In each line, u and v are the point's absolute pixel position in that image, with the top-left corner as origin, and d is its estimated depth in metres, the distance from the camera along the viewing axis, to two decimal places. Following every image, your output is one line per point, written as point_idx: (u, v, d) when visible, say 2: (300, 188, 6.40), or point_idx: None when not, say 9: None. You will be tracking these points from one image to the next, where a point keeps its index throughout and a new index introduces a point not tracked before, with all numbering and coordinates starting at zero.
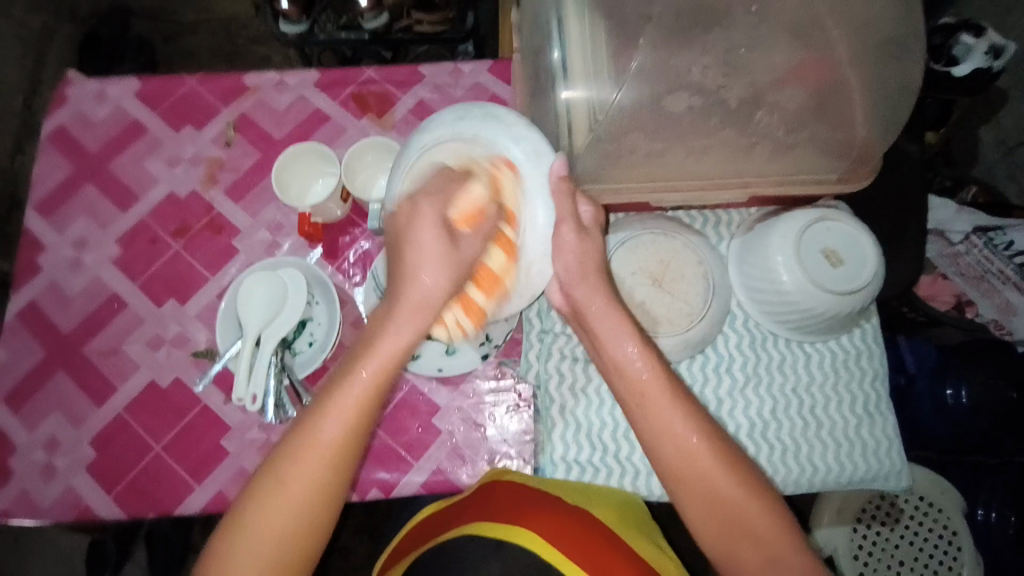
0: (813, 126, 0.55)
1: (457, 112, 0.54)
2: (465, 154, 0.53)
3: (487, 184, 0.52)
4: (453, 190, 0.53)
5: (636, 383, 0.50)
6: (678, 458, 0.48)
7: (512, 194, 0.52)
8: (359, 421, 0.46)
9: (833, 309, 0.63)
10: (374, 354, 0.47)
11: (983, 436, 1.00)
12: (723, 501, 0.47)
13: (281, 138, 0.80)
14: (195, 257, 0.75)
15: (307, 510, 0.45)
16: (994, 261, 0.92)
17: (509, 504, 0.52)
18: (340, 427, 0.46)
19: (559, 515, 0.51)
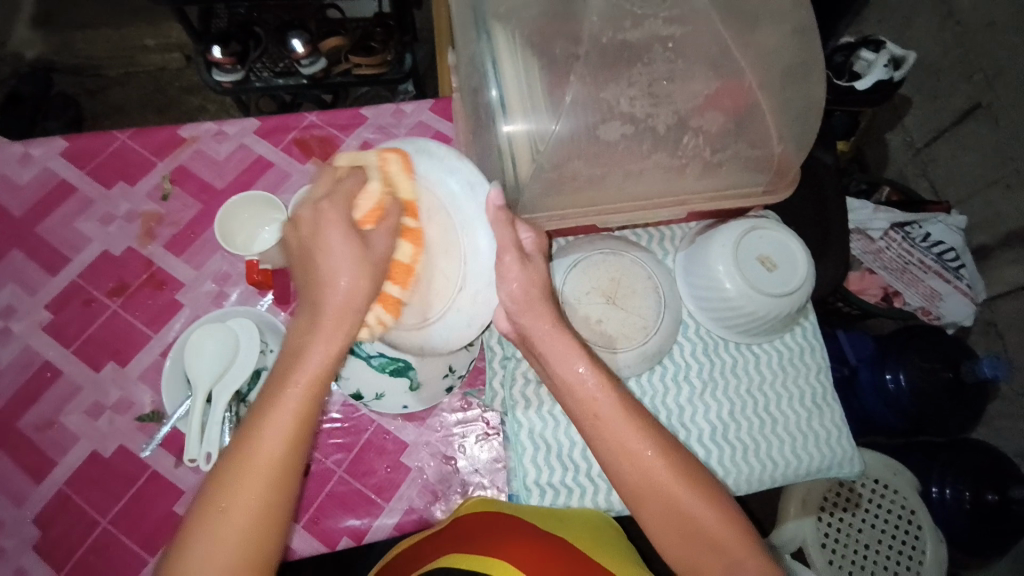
0: (735, 145, 0.60)
1: (390, 149, 0.53)
2: None
3: (426, 223, 0.51)
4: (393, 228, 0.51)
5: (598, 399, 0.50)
6: (637, 478, 0.48)
7: (448, 226, 0.51)
8: (290, 440, 0.42)
9: (774, 310, 0.67)
10: (299, 368, 0.43)
11: (928, 417, 1.06)
12: (684, 513, 0.47)
13: (223, 188, 0.78)
14: (135, 316, 0.71)
15: (244, 541, 0.41)
16: (914, 253, 1.07)
17: (483, 533, 0.52)
18: (273, 449, 0.42)
19: (534, 542, 0.51)
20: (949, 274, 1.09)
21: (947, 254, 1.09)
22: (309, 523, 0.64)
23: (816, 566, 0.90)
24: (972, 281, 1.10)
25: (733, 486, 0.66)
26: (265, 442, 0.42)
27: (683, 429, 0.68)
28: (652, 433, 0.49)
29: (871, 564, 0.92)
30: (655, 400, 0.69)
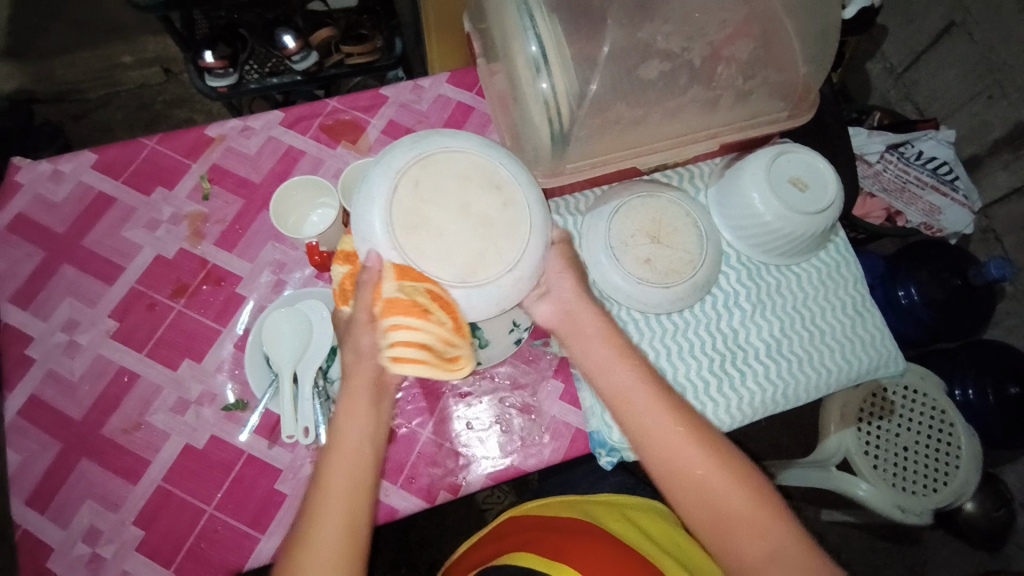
0: (764, 72, 0.64)
1: (486, 143, 0.54)
2: (479, 175, 0.51)
3: (493, 206, 0.51)
4: (456, 195, 0.51)
5: (594, 355, 0.58)
6: (625, 414, 0.56)
7: (515, 222, 0.51)
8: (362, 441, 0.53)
9: (810, 229, 0.72)
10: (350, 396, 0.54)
11: (943, 325, 1.12)
12: (720, 499, 0.51)
13: (260, 181, 0.80)
14: (197, 314, 0.73)
15: (348, 515, 0.51)
16: (912, 171, 1.13)
17: (545, 533, 0.65)
18: (349, 451, 0.53)
19: (584, 539, 0.64)
20: (947, 186, 1.15)
21: (941, 168, 1.15)
22: (407, 484, 0.68)
23: (862, 473, 0.97)
24: (968, 191, 1.16)
25: (793, 395, 0.72)
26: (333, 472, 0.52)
27: (739, 350, 0.73)
28: (657, 389, 0.56)
29: (912, 465, 0.98)
30: (711, 326, 0.74)
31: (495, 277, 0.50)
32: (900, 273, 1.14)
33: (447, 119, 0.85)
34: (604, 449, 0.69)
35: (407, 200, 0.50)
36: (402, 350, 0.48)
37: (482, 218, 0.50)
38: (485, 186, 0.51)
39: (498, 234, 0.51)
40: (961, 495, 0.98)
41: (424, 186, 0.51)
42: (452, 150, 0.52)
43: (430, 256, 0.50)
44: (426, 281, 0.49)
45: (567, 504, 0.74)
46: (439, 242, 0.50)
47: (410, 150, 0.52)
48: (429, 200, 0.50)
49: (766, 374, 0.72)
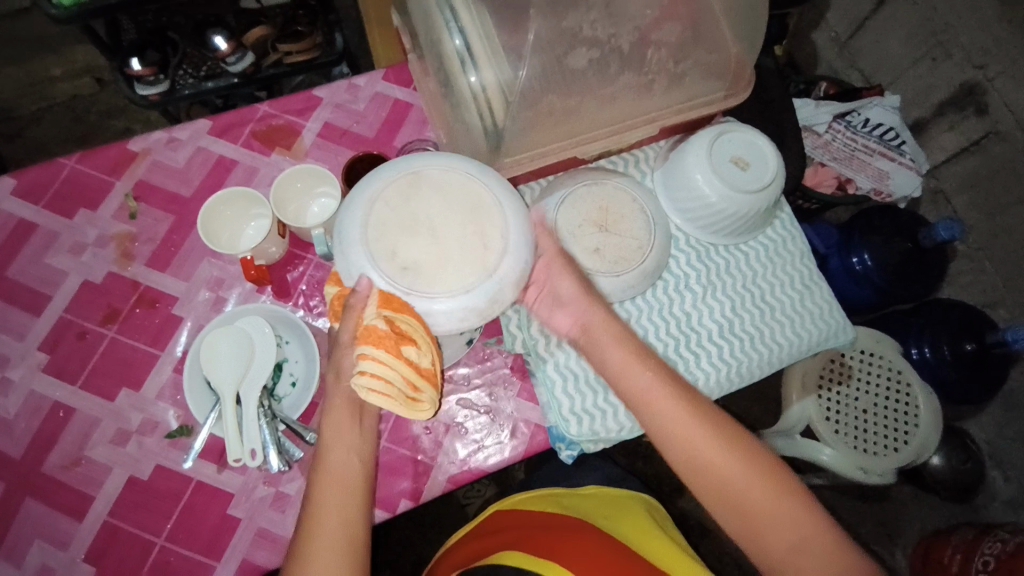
0: (694, 54, 0.63)
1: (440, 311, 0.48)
2: (431, 275, 0.48)
3: (402, 250, 0.49)
4: (460, 245, 0.49)
5: (636, 388, 0.55)
6: (669, 443, 0.54)
7: (377, 251, 0.49)
8: (352, 447, 0.53)
9: (754, 207, 0.72)
10: (335, 408, 0.53)
11: (897, 289, 1.14)
12: (745, 496, 0.51)
13: (191, 195, 0.76)
14: (133, 340, 0.71)
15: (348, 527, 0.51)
16: (859, 139, 1.16)
17: (535, 530, 0.66)
18: (342, 464, 0.52)
19: (575, 534, 0.65)
20: (893, 152, 1.18)
21: (887, 134, 1.18)
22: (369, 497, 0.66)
23: (825, 439, 0.99)
24: (915, 154, 1.19)
25: (746, 373, 0.72)
26: (325, 492, 0.52)
27: (692, 333, 0.73)
28: (697, 411, 0.54)
29: (872, 428, 1.01)
30: (663, 312, 0.73)
31: (378, 196, 0.50)
32: (854, 241, 1.16)
33: (385, 118, 0.82)
34: (564, 443, 0.69)
35: (489, 220, 0.50)
36: (373, 381, 0.47)
37: (409, 235, 0.49)
38: (430, 262, 0.49)
39: (385, 214, 0.50)
40: (923, 452, 1.01)
41: (489, 230, 0.50)
42: (472, 271, 0.48)
43: (430, 196, 0.50)
44: (399, 311, 0.47)
45: (557, 498, 0.75)
46: (430, 205, 0.50)
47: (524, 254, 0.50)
48: (480, 218, 0.50)
49: (719, 354, 0.72)
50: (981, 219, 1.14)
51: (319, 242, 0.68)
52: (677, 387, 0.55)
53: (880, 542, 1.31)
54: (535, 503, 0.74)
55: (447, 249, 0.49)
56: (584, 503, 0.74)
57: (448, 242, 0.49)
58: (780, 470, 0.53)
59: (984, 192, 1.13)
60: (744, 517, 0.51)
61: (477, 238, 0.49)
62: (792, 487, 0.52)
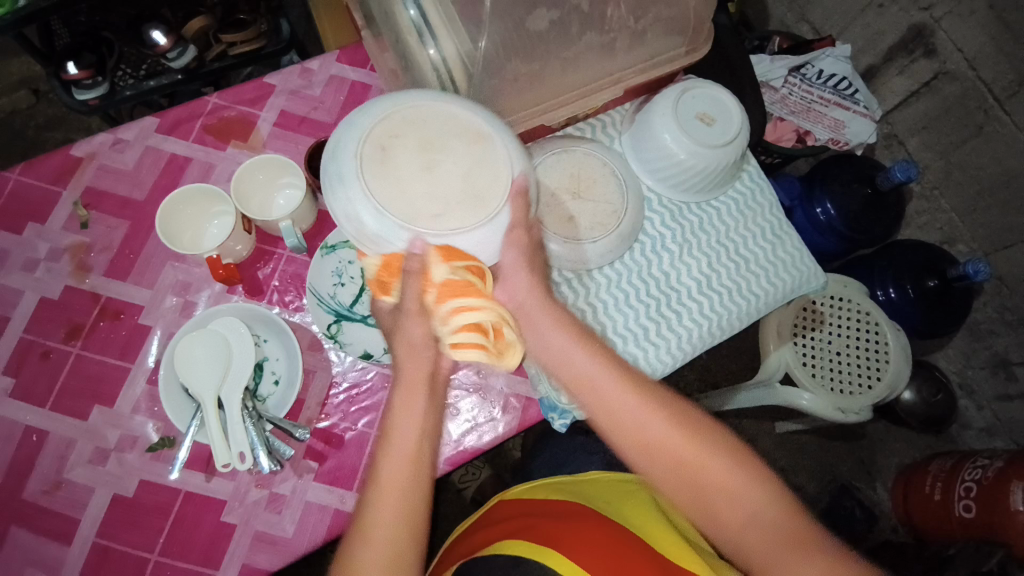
0: (653, 9, 0.63)
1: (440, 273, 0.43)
2: (431, 220, 0.43)
3: (394, 183, 0.43)
4: (421, 202, 0.43)
5: (577, 374, 0.53)
6: (617, 430, 0.52)
7: (372, 184, 0.43)
8: (424, 433, 0.49)
9: (722, 161, 0.72)
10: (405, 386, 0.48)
11: (859, 234, 1.18)
12: (696, 472, 0.52)
13: (145, 198, 0.73)
14: (101, 355, 0.68)
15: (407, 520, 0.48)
16: (814, 90, 1.19)
17: (536, 519, 0.66)
18: (411, 452, 0.48)
19: (577, 520, 0.64)
20: (847, 102, 1.21)
21: (841, 84, 1.21)
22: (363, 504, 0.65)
23: (803, 384, 1.02)
24: (867, 103, 1.21)
25: (726, 327, 0.74)
26: (390, 475, 0.47)
27: (672, 292, 0.74)
28: (646, 392, 0.53)
29: (846, 369, 1.05)
30: (643, 274, 0.74)
31: (375, 126, 0.45)
32: (816, 192, 1.19)
33: (344, 102, 0.79)
34: (556, 413, 0.69)
35: (495, 166, 0.45)
36: (465, 334, 0.41)
37: (416, 172, 0.44)
38: (395, 180, 0.43)
39: (401, 126, 0.44)
40: (895, 388, 1.05)
41: (448, 222, 0.43)
42: (475, 226, 0.44)
43: (430, 132, 0.44)
44: (467, 255, 0.44)
45: (559, 485, 0.75)
46: (431, 142, 0.44)
47: (435, 276, 0.44)
48: (455, 213, 0.43)
49: (700, 310, 0.73)
50: (935, 159, 1.19)
51: (287, 234, 0.67)
52: (625, 372, 0.54)
53: (861, 478, 1.38)
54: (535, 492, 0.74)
55: (448, 187, 0.43)
56: (586, 488, 0.74)
57: (449, 180, 0.44)
58: (736, 448, 0.53)
59: (936, 133, 1.17)
60: (701, 499, 0.52)
61: (486, 183, 0.44)
62: (747, 463, 0.53)
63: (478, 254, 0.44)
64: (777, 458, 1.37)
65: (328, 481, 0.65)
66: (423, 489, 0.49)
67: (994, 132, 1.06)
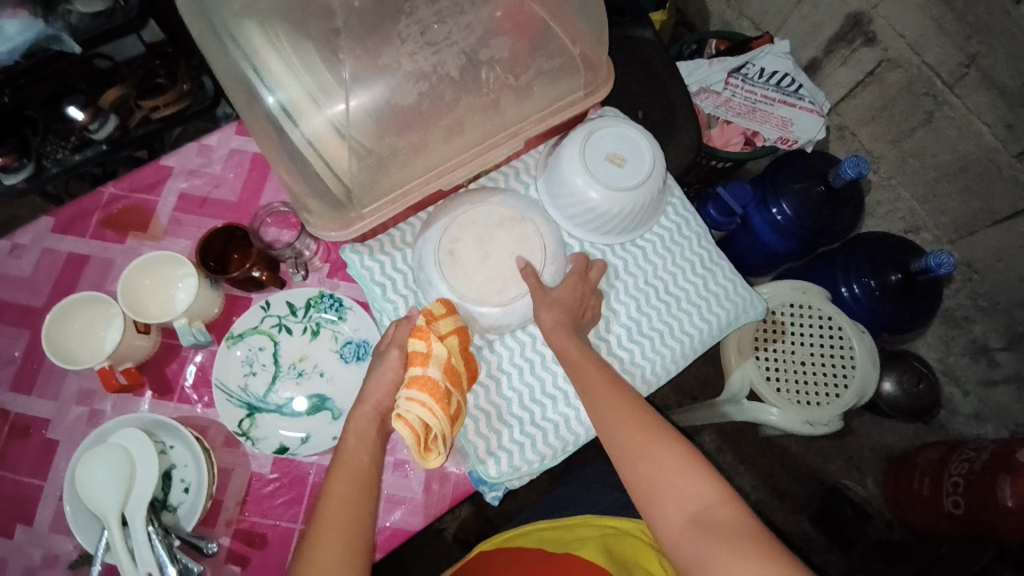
0: (535, 62, 0.59)
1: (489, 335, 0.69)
2: (488, 289, 0.67)
3: (458, 260, 0.67)
4: (484, 283, 0.67)
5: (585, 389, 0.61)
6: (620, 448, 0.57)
7: (437, 260, 0.67)
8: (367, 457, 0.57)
9: (636, 202, 0.69)
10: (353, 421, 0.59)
11: (817, 233, 1.15)
12: (690, 498, 0.52)
13: (44, 304, 0.70)
14: (14, 474, 0.65)
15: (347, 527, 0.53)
16: (756, 90, 1.16)
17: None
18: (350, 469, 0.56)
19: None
20: (792, 98, 1.17)
21: (783, 81, 1.17)
22: None
23: (769, 400, 0.99)
24: (813, 96, 1.18)
25: (660, 373, 0.70)
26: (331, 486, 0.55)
27: (600, 342, 0.70)
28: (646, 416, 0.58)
29: (813, 379, 1.01)
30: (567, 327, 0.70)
31: (456, 216, 0.69)
32: (769, 194, 1.15)
33: (246, 176, 0.76)
34: (488, 486, 0.66)
35: (536, 251, 0.69)
36: (407, 412, 0.56)
37: (479, 250, 0.68)
38: (466, 272, 0.67)
39: (476, 222, 0.68)
40: (865, 393, 1.01)
41: (506, 293, 0.67)
42: (519, 297, 0.67)
43: (491, 233, 0.68)
44: (447, 365, 0.59)
45: (542, 533, 0.73)
46: (494, 233, 0.68)
47: (504, 322, 0.67)
48: (510, 283, 0.67)
49: (632, 359, 0.70)
50: (888, 148, 1.14)
51: (184, 333, 0.64)
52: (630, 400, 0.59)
53: (851, 476, 1.34)
54: (516, 539, 0.73)
55: (499, 265, 0.68)
56: (563, 535, 0.72)
57: (499, 263, 0.68)
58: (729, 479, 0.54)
59: (885, 121, 1.12)
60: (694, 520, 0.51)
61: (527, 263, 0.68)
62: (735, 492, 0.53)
63: (518, 320, 0.68)
64: (762, 466, 1.35)
65: None
66: (369, 503, 0.55)
67: (944, 119, 1.01)
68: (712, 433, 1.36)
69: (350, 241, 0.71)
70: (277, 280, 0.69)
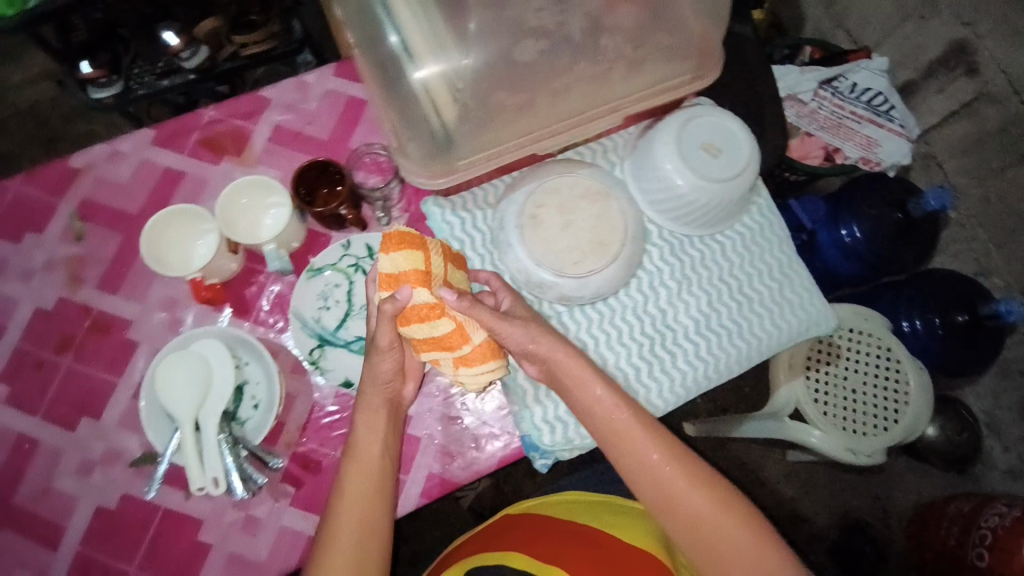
0: (653, 37, 0.59)
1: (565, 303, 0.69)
2: (565, 257, 0.67)
3: (541, 227, 0.67)
4: (564, 253, 0.67)
5: (609, 415, 0.59)
6: (641, 472, 0.58)
7: (520, 225, 0.68)
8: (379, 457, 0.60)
9: (725, 196, 0.68)
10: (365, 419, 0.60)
11: (886, 261, 1.11)
12: (706, 526, 0.55)
13: (138, 212, 0.73)
14: (92, 367, 0.69)
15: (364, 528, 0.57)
16: (846, 105, 1.12)
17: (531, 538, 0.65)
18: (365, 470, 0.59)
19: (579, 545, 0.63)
20: (881, 118, 1.14)
21: (875, 100, 1.14)
22: None
23: (815, 422, 0.98)
24: (904, 120, 1.14)
25: (723, 370, 0.71)
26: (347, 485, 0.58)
27: (667, 331, 0.71)
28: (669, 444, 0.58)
29: (862, 407, 0.99)
30: (636, 311, 0.71)
31: (541, 184, 0.69)
32: (841, 213, 1.12)
33: (339, 117, 0.77)
34: (538, 453, 0.67)
35: (616, 228, 0.68)
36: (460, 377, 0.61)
37: (561, 219, 0.67)
38: (547, 239, 0.67)
39: (561, 190, 0.68)
40: (914, 430, 0.99)
41: (583, 265, 0.67)
42: (596, 270, 0.67)
43: (573, 203, 0.68)
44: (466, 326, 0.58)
45: (574, 505, 0.73)
46: (576, 204, 0.68)
47: (577, 293, 0.68)
48: (589, 256, 0.67)
49: (695, 352, 0.71)
50: (974, 186, 1.10)
51: (270, 258, 0.68)
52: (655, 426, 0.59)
53: (874, 513, 1.32)
54: (546, 506, 0.73)
55: (576, 235, 0.67)
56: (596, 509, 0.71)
57: (579, 233, 0.67)
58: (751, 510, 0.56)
59: (976, 158, 1.08)
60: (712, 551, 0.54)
61: (605, 238, 0.67)
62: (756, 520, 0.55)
63: (592, 291, 0.68)
64: (784, 487, 1.33)
65: (303, 507, 0.65)
66: (386, 493, 0.59)
67: None
68: (739, 446, 1.34)
69: (433, 195, 0.73)
70: (360, 222, 0.71)
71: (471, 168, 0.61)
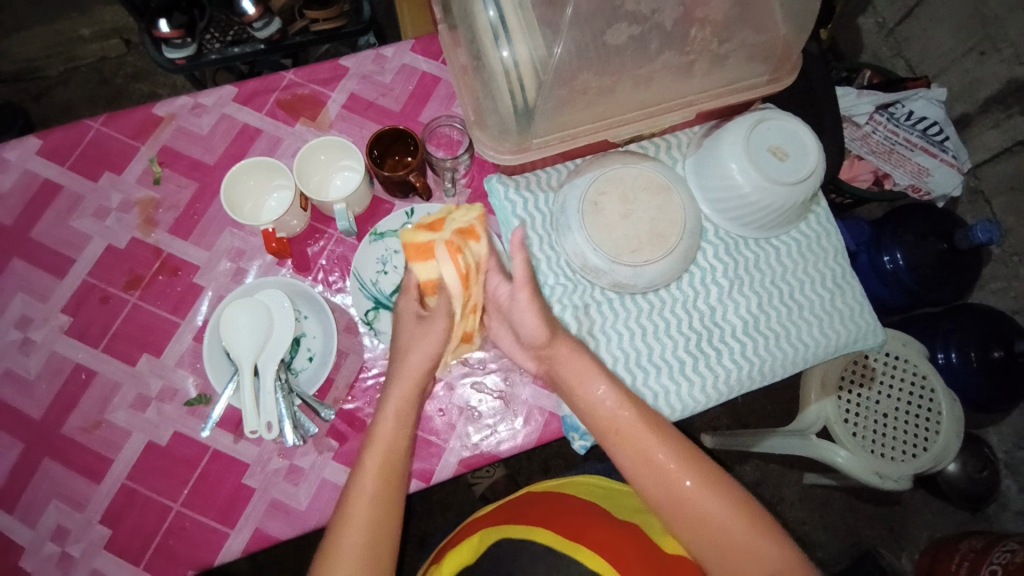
0: (741, 33, 0.60)
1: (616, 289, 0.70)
2: (623, 244, 0.67)
3: (601, 213, 0.67)
4: (622, 241, 0.67)
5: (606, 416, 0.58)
6: (641, 467, 0.56)
7: (580, 208, 0.68)
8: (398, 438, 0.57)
9: (787, 199, 0.69)
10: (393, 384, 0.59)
11: (927, 292, 1.10)
12: (707, 518, 0.54)
13: (214, 163, 0.76)
14: (156, 307, 0.71)
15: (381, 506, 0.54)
16: (900, 132, 1.11)
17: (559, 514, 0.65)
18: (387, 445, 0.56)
19: (610, 524, 0.63)
20: (935, 148, 1.12)
21: (930, 129, 1.12)
22: None
23: (842, 442, 0.96)
24: (957, 151, 1.13)
25: (768, 373, 0.71)
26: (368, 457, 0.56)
27: (715, 328, 0.72)
28: (673, 441, 0.57)
29: (892, 431, 0.98)
30: (687, 305, 0.72)
31: (603, 172, 0.68)
32: (885, 239, 1.12)
33: (412, 92, 0.80)
34: (578, 433, 0.68)
35: (675, 220, 0.67)
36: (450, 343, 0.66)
37: (622, 207, 0.67)
38: (607, 226, 0.67)
39: (626, 180, 0.68)
40: (942, 460, 0.98)
41: (639, 255, 0.67)
42: (651, 261, 0.67)
43: (635, 193, 0.68)
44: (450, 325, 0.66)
45: (600, 491, 0.72)
46: (637, 194, 0.68)
47: (631, 282, 0.68)
48: (646, 246, 0.67)
49: (742, 351, 0.71)
50: (1021, 223, 1.09)
51: (339, 217, 0.68)
52: (654, 422, 0.58)
53: (887, 546, 1.30)
54: (576, 488, 0.73)
55: (636, 225, 0.67)
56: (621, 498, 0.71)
57: (640, 223, 0.67)
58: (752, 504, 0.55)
59: None
60: (712, 540, 0.53)
61: (663, 230, 0.67)
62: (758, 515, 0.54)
63: (646, 281, 0.68)
64: (798, 509, 1.32)
65: (345, 462, 0.67)
66: (399, 487, 0.56)
67: None
68: (756, 463, 1.33)
69: (497, 173, 0.75)
70: (427, 190, 0.71)
71: (541, 146, 0.62)
